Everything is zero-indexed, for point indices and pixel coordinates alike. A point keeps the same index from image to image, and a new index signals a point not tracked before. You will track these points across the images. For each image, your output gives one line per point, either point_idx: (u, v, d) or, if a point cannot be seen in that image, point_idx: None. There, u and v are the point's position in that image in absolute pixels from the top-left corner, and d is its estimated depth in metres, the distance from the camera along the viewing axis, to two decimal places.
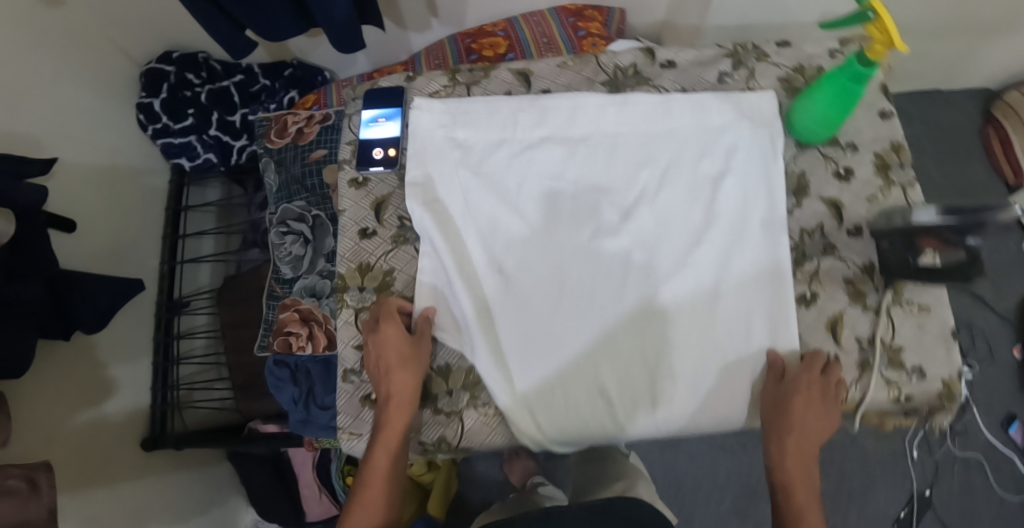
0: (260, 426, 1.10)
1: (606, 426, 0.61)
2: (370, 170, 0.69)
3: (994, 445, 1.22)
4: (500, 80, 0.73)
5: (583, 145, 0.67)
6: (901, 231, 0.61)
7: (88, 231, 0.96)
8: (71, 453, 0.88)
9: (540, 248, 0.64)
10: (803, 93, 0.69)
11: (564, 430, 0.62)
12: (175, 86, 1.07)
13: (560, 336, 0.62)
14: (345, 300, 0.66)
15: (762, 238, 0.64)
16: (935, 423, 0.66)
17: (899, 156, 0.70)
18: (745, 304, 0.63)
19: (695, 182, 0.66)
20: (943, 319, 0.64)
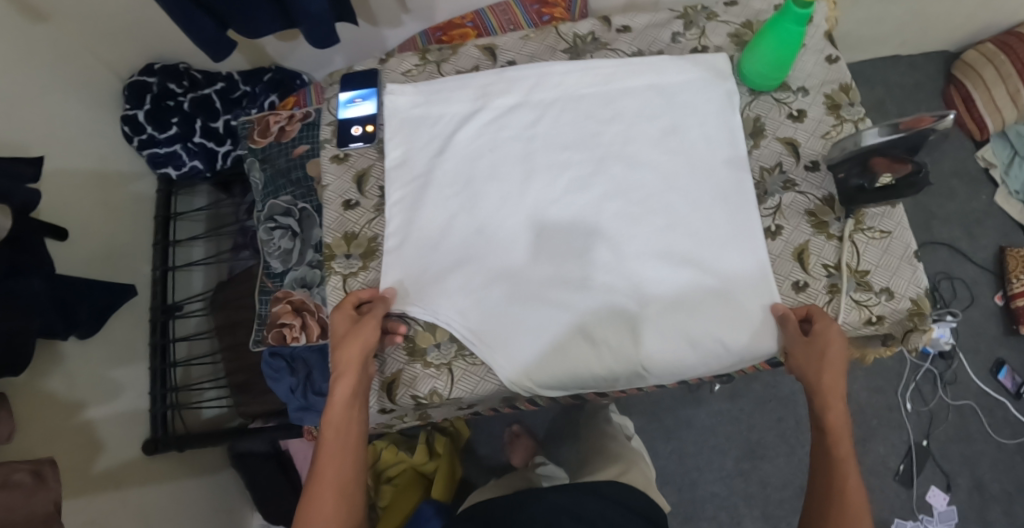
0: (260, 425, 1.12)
1: (591, 372, 0.62)
2: (350, 146, 0.72)
3: (985, 392, 1.24)
4: (468, 56, 0.75)
5: (552, 107, 0.70)
6: (855, 157, 0.65)
7: (80, 238, 0.99)
8: (74, 452, 0.89)
9: (516, 204, 0.65)
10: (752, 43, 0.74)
11: (552, 380, 0.62)
12: (158, 96, 1.10)
13: (542, 285, 0.63)
14: (333, 267, 0.67)
15: (728, 177, 0.67)
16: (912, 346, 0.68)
17: (849, 95, 0.75)
18: (722, 240, 0.65)
19: (659, 132, 0.69)
20: (905, 242, 0.68)
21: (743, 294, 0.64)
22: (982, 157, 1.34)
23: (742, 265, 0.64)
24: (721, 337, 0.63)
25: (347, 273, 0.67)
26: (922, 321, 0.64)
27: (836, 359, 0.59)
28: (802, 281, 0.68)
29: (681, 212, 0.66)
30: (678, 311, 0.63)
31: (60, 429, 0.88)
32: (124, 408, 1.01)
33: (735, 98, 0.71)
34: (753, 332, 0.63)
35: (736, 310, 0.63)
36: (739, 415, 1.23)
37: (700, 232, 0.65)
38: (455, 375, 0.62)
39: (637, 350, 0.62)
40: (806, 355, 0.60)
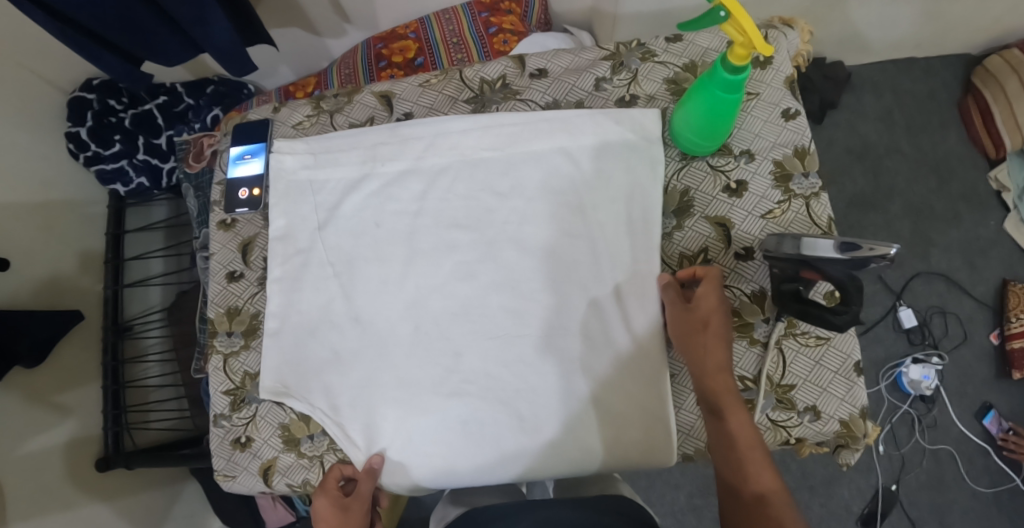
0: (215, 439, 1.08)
1: (460, 475, 0.60)
2: (237, 211, 0.68)
3: (967, 437, 1.16)
4: (363, 104, 0.68)
5: (443, 175, 0.63)
6: (789, 261, 0.54)
7: (25, 266, 0.99)
8: (25, 482, 0.93)
9: (395, 293, 0.62)
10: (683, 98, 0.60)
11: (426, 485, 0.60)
12: (99, 113, 1.08)
13: (415, 379, 0.60)
14: (214, 345, 0.66)
15: (637, 264, 0.59)
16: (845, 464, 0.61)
17: (804, 163, 0.62)
18: (615, 341, 0.59)
19: (562, 208, 0.61)
20: (842, 350, 0.59)
21: (636, 404, 0.58)
22: (994, 178, 1.21)
23: (637, 371, 0.58)
24: (606, 448, 0.58)
25: (228, 352, 0.66)
26: (850, 447, 0.57)
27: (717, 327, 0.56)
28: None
29: (575, 310, 0.59)
30: (558, 422, 0.59)
31: (9, 461, 0.91)
32: (75, 431, 1.04)
33: (660, 168, 0.61)
34: (644, 447, 0.58)
35: (620, 421, 0.58)
36: None
37: (592, 334, 0.59)
38: (326, 469, 0.62)
39: (510, 457, 0.59)
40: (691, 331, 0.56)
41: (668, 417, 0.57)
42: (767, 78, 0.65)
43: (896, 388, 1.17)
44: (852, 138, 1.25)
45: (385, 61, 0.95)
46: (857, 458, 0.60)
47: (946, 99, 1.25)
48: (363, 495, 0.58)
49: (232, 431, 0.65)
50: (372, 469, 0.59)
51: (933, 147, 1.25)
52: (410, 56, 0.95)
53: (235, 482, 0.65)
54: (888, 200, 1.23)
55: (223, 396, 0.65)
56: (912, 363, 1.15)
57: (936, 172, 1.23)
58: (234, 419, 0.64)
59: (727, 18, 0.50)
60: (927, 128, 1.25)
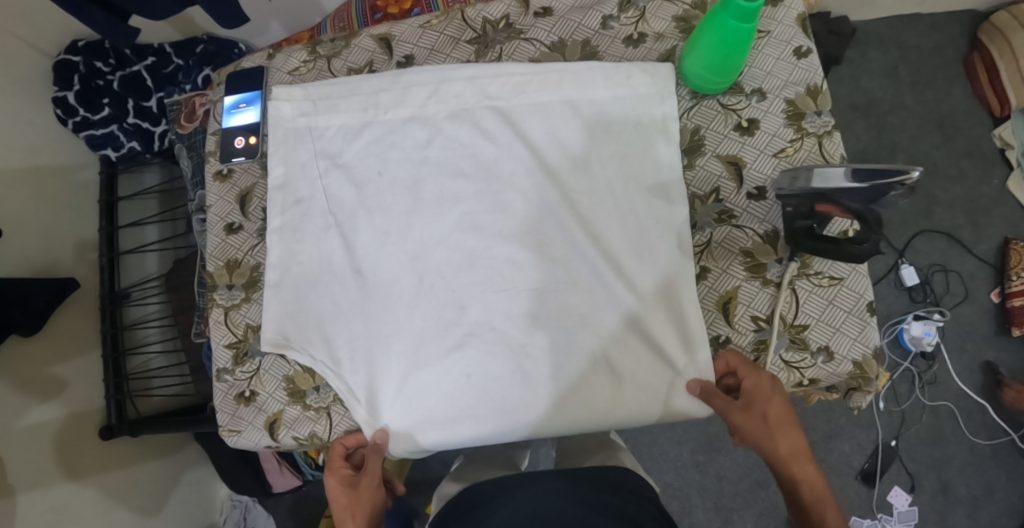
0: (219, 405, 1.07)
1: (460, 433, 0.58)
2: (233, 161, 0.66)
3: (965, 393, 1.17)
4: (361, 48, 0.66)
5: (448, 122, 0.62)
6: (804, 196, 0.53)
7: (17, 232, 0.97)
8: (29, 449, 0.92)
9: (397, 244, 0.60)
10: (693, 35, 0.58)
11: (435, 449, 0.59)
12: (86, 76, 1.04)
13: (418, 331, 0.59)
14: (214, 298, 0.64)
15: (645, 210, 0.59)
16: (855, 406, 0.61)
17: (817, 102, 0.61)
18: (618, 288, 0.58)
19: (566, 159, 0.60)
20: (857, 291, 0.59)
21: (647, 357, 0.58)
22: (998, 136, 1.20)
23: (641, 319, 0.57)
24: (615, 398, 0.57)
25: (229, 306, 0.64)
26: (863, 387, 0.57)
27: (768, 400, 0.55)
28: (725, 336, 0.60)
29: (584, 267, 0.58)
30: (568, 382, 0.58)
31: (9, 430, 0.90)
32: (75, 399, 1.03)
33: (672, 126, 0.60)
34: (657, 400, 0.57)
35: (622, 372, 0.57)
36: None
37: (598, 295, 0.58)
38: (333, 421, 0.61)
39: (513, 416, 0.58)
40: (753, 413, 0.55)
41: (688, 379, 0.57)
42: (779, 15, 0.63)
43: (898, 346, 1.17)
44: (856, 94, 1.24)
45: (380, 13, 0.92)
46: (869, 401, 0.60)
47: (951, 54, 1.23)
48: (372, 472, 0.58)
49: (236, 384, 0.63)
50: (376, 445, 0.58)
51: (938, 103, 1.23)
52: (406, 6, 0.93)
53: (240, 436, 0.64)
54: (891, 156, 1.22)
55: (226, 349, 0.64)
56: (914, 320, 1.15)
57: (940, 129, 1.22)
58: (237, 373, 0.63)
59: None
60: (932, 84, 1.23)
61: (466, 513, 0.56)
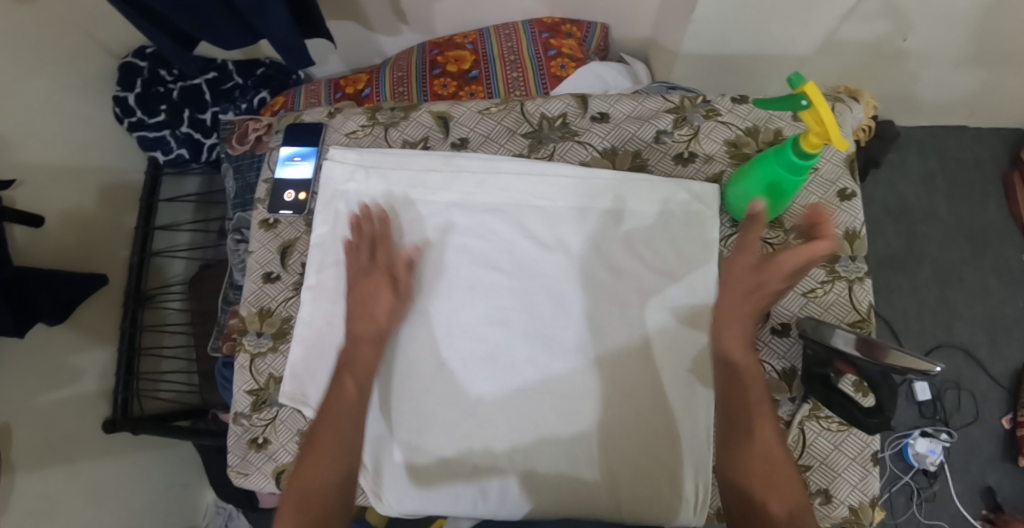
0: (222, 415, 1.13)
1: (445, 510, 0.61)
2: (279, 213, 0.68)
3: (963, 515, 1.15)
4: (418, 123, 0.69)
5: (492, 214, 0.64)
6: (822, 350, 0.56)
7: (58, 223, 1.00)
8: (34, 435, 0.95)
9: (424, 327, 0.62)
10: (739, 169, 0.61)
11: (460, 304, 0.62)
12: (148, 81, 1.09)
13: (430, 412, 0.61)
14: (242, 343, 0.66)
15: (672, 326, 0.60)
16: None
17: (853, 247, 0.63)
18: (636, 405, 0.59)
19: (599, 267, 0.63)
20: (863, 440, 0.59)
21: (657, 473, 0.58)
22: None
23: (651, 432, 0.59)
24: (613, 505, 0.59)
25: (255, 353, 0.65)
26: None
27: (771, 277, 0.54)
28: None
29: (608, 378, 0.60)
30: (569, 486, 0.59)
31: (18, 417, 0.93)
32: (83, 392, 1.05)
33: (714, 250, 0.61)
34: (659, 514, 0.58)
35: (624, 485, 0.58)
36: None
37: (618, 408, 0.59)
38: None
39: (510, 505, 0.60)
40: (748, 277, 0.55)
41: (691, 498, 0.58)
42: (829, 152, 0.66)
43: (900, 459, 1.17)
44: (891, 198, 1.25)
45: (439, 69, 0.98)
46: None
47: (990, 170, 1.23)
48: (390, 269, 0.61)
49: (250, 430, 0.65)
50: (410, 259, 0.62)
51: (970, 216, 1.23)
52: (465, 66, 0.98)
53: (247, 480, 0.65)
54: (918, 265, 1.22)
55: (246, 395, 0.65)
56: (920, 436, 1.14)
57: (970, 244, 1.22)
58: (253, 419, 0.64)
59: (809, 107, 0.49)
60: (968, 198, 1.24)
61: None
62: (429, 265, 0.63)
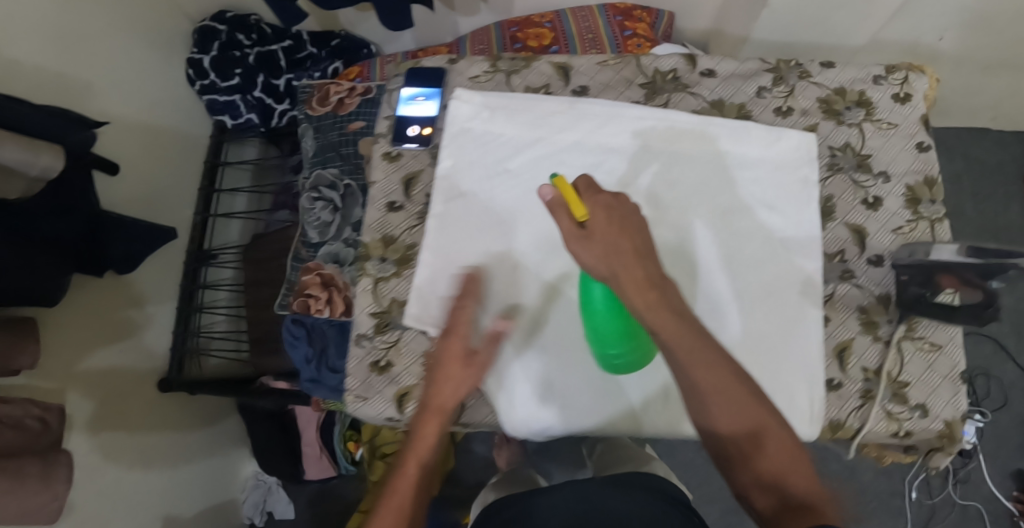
0: (271, 382, 1.12)
1: (574, 430, 0.63)
2: (404, 146, 0.72)
3: (996, 498, 1.19)
4: (540, 71, 0.75)
5: (613, 155, 0.70)
6: (921, 268, 0.62)
7: (131, 177, 1.01)
8: (92, 387, 0.94)
9: (555, 250, 0.65)
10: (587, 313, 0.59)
11: (572, 334, 0.64)
12: (225, 46, 1.11)
13: (559, 330, 0.64)
14: (367, 268, 0.67)
15: (781, 256, 0.66)
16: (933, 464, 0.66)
17: (931, 191, 0.70)
18: (754, 330, 0.65)
19: (715, 206, 0.68)
20: (953, 360, 0.64)
21: (771, 386, 0.63)
22: None
23: (759, 350, 0.64)
24: None
25: (379, 277, 0.67)
26: (953, 445, 0.61)
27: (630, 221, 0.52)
28: (836, 379, 0.65)
29: (723, 303, 0.66)
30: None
31: (76, 366, 0.91)
32: (140, 348, 1.04)
33: (812, 188, 0.68)
34: (774, 426, 0.63)
35: None
36: None
37: (728, 327, 0.65)
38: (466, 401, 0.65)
39: (636, 422, 0.63)
40: (617, 245, 0.51)
41: (804, 408, 0.62)
42: (906, 112, 0.73)
43: None
44: None
45: (520, 43, 1.05)
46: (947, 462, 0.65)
47: (1012, 172, 1.32)
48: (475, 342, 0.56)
49: (372, 352, 0.65)
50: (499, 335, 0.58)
51: (995, 215, 1.31)
52: (546, 42, 1.04)
53: (365, 405, 0.65)
54: None
55: (370, 317, 0.66)
56: None
57: (996, 240, 1.29)
58: (377, 341, 0.65)
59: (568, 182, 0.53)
60: (991, 198, 1.32)
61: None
62: (538, 301, 0.65)
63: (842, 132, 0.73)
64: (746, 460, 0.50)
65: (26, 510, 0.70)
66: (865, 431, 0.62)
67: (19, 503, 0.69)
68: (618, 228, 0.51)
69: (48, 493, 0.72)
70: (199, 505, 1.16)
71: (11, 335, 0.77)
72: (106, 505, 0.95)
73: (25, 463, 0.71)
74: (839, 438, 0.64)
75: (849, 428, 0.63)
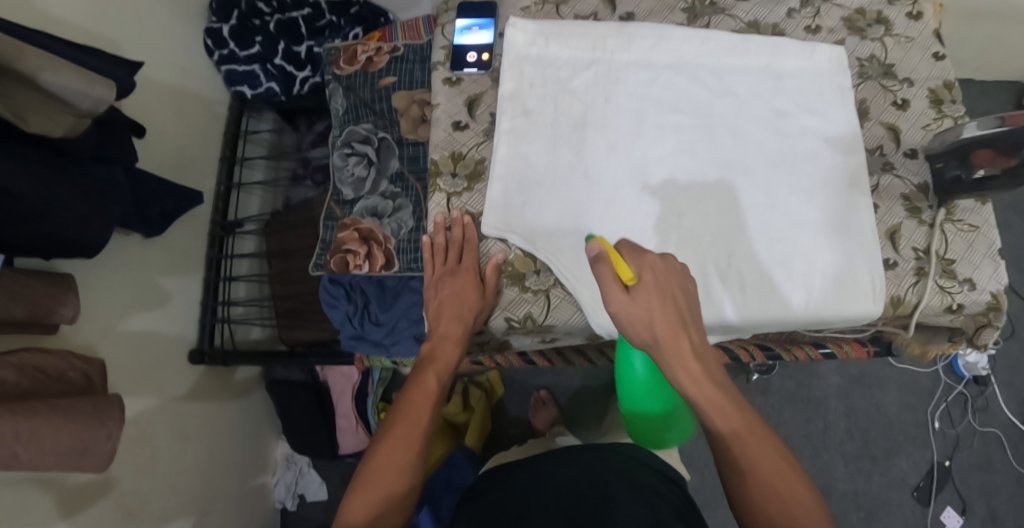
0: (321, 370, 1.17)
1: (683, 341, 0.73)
2: (463, 71, 0.75)
3: (1013, 423, 1.25)
4: (586, 2, 0.78)
5: (668, 70, 0.73)
6: (954, 150, 0.70)
7: (158, 143, 1.00)
8: (127, 354, 0.91)
9: (624, 157, 0.70)
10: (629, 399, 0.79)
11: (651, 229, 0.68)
12: (245, 15, 1.12)
13: (639, 228, 0.68)
14: (438, 184, 0.72)
15: (831, 154, 0.71)
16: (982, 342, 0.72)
17: (951, 92, 0.78)
18: (816, 222, 0.69)
19: (767, 112, 0.72)
20: (990, 239, 0.72)
21: (836, 269, 0.68)
22: None
23: (820, 239, 0.69)
24: (797, 302, 0.67)
25: (451, 192, 0.72)
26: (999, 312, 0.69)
27: (683, 300, 0.58)
28: (892, 260, 0.72)
29: (784, 198, 0.69)
30: (767, 288, 0.68)
31: (113, 331, 0.89)
32: (173, 318, 1.02)
33: (849, 94, 0.74)
34: (847, 306, 0.68)
35: (809, 282, 0.68)
36: (769, 410, 1.26)
37: (790, 218, 0.69)
38: (551, 301, 0.69)
39: (715, 311, 0.67)
40: (659, 310, 0.57)
41: (867, 283, 0.68)
42: (920, 27, 0.80)
43: (951, 371, 1.27)
44: None
45: None
46: (994, 337, 0.72)
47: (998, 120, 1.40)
48: (467, 265, 0.69)
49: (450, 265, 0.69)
50: (495, 264, 0.69)
51: None
52: None
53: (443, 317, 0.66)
54: None
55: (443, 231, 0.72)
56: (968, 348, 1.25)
57: None
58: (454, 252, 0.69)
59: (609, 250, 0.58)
60: None
61: (506, 475, 0.84)
62: (608, 195, 0.68)
63: (866, 45, 0.79)
64: (733, 473, 0.56)
65: (87, 452, 0.68)
66: (924, 302, 0.70)
67: (76, 437, 0.66)
68: (665, 301, 0.57)
69: (101, 429, 0.70)
70: (230, 484, 1.13)
71: (50, 284, 0.74)
72: (144, 478, 0.91)
73: (75, 402, 0.68)
74: (900, 312, 0.71)
75: (908, 303, 0.70)
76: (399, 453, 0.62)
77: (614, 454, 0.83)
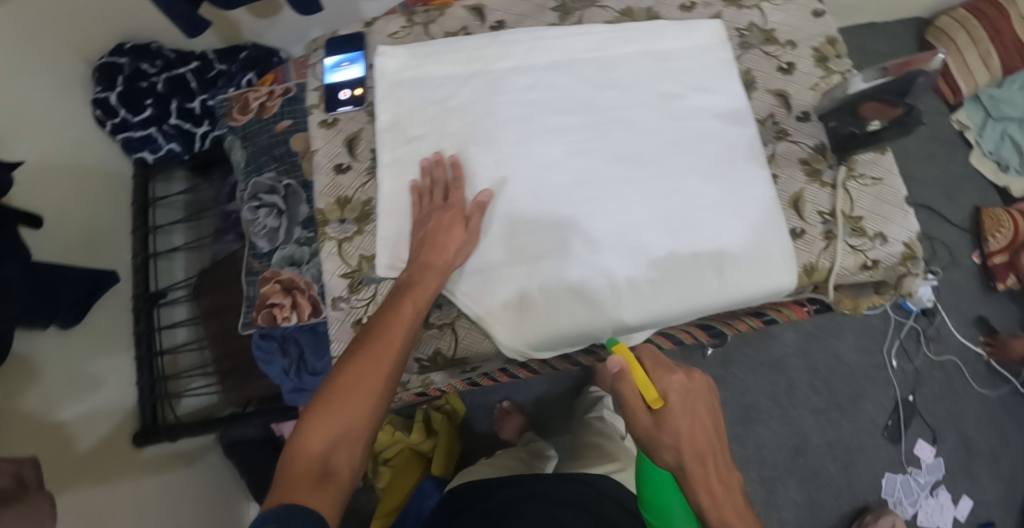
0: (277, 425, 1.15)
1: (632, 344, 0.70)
2: (338, 110, 0.74)
3: (966, 346, 1.29)
4: (455, 17, 0.76)
5: (548, 71, 0.72)
6: (844, 106, 0.69)
7: (58, 228, 0.95)
8: (62, 452, 0.86)
9: (514, 169, 0.68)
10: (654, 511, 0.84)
11: (552, 239, 0.66)
12: (131, 77, 1.04)
13: (540, 238, 0.66)
14: (328, 232, 0.70)
15: (723, 129, 0.71)
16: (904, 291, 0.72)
17: (836, 48, 0.78)
18: (715, 203, 0.68)
19: (653, 97, 0.72)
20: (895, 188, 0.72)
21: (743, 247, 0.68)
22: (956, 120, 1.38)
23: (722, 219, 0.68)
24: (707, 286, 0.67)
25: (341, 238, 0.70)
26: (914, 262, 0.69)
27: (710, 422, 0.61)
28: (800, 228, 0.71)
29: (681, 184, 0.68)
30: (676, 277, 0.66)
31: (43, 431, 0.84)
32: (109, 402, 0.98)
33: (732, 66, 0.73)
34: (759, 281, 0.67)
35: (718, 264, 0.67)
36: (733, 380, 1.26)
37: (692, 202, 0.68)
38: (458, 332, 0.68)
39: (627, 310, 0.66)
40: (689, 432, 0.60)
41: (774, 254, 0.67)
42: None
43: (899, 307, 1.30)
44: None
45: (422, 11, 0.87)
46: (917, 284, 0.72)
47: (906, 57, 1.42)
48: (456, 203, 0.66)
49: (352, 312, 0.67)
50: (481, 203, 0.66)
51: None
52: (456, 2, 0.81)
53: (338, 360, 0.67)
54: None
55: (342, 278, 0.69)
56: None
57: None
58: (354, 299, 0.67)
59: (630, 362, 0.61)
60: None
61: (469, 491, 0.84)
62: (494, 210, 0.67)
63: (744, 15, 0.79)
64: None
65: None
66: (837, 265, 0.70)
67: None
68: (690, 420, 0.60)
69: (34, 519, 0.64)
70: None
71: None
72: None
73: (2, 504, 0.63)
74: (817, 278, 0.71)
75: (822, 268, 0.70)
76: (367, 379, 0.56)
77: (574, 487, 0.82)
